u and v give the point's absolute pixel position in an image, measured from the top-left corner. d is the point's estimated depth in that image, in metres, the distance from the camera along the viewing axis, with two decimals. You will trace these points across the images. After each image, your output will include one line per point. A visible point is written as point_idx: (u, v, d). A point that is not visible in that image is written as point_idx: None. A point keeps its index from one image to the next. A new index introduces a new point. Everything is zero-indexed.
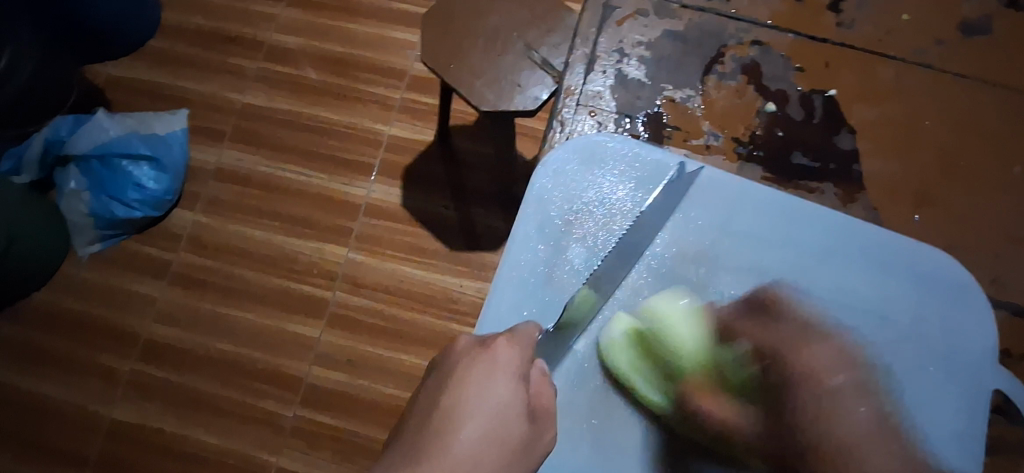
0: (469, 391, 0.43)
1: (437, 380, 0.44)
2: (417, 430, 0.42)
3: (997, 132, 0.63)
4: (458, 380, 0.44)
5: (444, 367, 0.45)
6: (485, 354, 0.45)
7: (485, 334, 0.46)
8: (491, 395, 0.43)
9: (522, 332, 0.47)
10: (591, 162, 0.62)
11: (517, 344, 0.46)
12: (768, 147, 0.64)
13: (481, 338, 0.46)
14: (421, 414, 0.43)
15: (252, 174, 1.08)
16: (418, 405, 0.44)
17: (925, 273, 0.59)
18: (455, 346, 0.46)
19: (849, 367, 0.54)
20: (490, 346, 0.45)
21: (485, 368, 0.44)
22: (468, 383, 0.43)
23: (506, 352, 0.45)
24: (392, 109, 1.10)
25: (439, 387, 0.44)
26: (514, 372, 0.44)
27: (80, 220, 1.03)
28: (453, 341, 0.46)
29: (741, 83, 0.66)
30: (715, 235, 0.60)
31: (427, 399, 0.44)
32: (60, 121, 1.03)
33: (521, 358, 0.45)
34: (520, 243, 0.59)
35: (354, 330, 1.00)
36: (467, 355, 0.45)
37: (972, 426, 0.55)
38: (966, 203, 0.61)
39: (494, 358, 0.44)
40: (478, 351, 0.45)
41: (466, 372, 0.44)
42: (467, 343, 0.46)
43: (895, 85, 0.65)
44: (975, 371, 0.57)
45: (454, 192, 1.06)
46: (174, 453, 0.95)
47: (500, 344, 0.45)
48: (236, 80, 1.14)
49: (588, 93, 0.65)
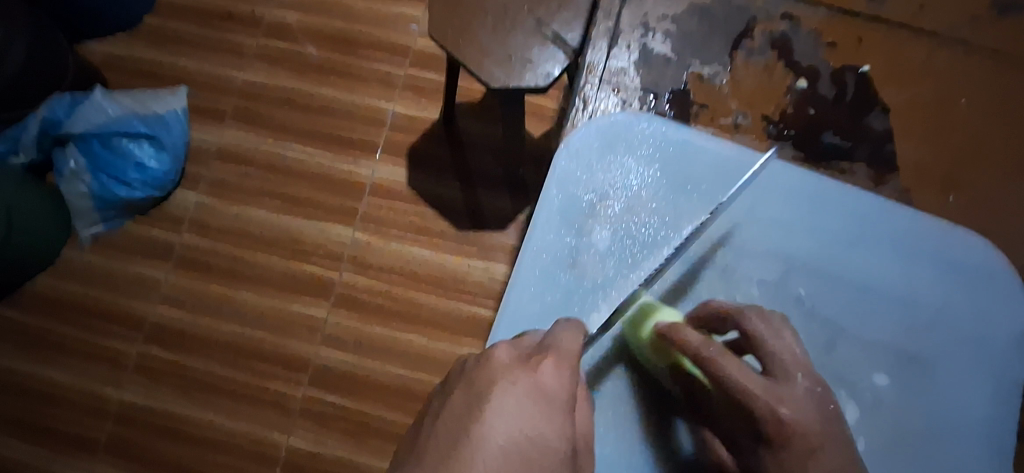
0: (505, 411, 0.39)
1: (469, 394, 0.41)
2: (443, 447, 0.38)
3: (1014, 109, 0.68)
4: (494, 398, 0.40)
5: (477, 381, 0.42)
6: (527, 373, 0.41)
7: (527, 351, 0.43)
8: (530, 420, 0.39)
9: (565, 348, 0.44)
10: (614, 143, 0.63)
11: (562, 364, 0.43)
12: (796, 124, 0.72)
13: (525, 357, 0.43)
14: (447, 431, 0.39)
15: (254, 154, 1.06)
16: (444, 419, 0.40)
17: (960, 257, 0.62)
18: (493, 363, 0.42)
19: (872, 345, 0.60)
20: (533, 370, 0.42)
21: (526, 387, 0.41)
22: (505, 403, 0.40)
23: (551, 372, 0.42)
24: (395, 87, 1.08)
25: (471, 403, 0.40)
26: (555, 395, 0.41)
27: (79, 202, 1.00)
28: (490, 354, 0.43)
29: (769, 59, 0.73)
30: (752, 219, 0.63)
31: (456, 413, 0.40)
32: (56, 101, 1.00)
33: (566, 379, 0.42)
34: (543, 227, 0.61)
35: (362, 311, 0.99)
36: (505, 375, 0.41)
37: (1003, 409, 0.59)
38: (999, 186, 0.66)
39: (536, 378, 0.41)
40: (520, 367, 0.42)
41: (504, 391, 0.40)
42: (506, 357, 0.43)
43: (932, 65, 0.70)
44: (1011, 356, 0.60)
45: (459, 172, 1.04)
46: (184, 434, 0.95)
47: (545, 363, 0.42)
48: (235, 57, 1.10)
49: (612, 69, 0.71)
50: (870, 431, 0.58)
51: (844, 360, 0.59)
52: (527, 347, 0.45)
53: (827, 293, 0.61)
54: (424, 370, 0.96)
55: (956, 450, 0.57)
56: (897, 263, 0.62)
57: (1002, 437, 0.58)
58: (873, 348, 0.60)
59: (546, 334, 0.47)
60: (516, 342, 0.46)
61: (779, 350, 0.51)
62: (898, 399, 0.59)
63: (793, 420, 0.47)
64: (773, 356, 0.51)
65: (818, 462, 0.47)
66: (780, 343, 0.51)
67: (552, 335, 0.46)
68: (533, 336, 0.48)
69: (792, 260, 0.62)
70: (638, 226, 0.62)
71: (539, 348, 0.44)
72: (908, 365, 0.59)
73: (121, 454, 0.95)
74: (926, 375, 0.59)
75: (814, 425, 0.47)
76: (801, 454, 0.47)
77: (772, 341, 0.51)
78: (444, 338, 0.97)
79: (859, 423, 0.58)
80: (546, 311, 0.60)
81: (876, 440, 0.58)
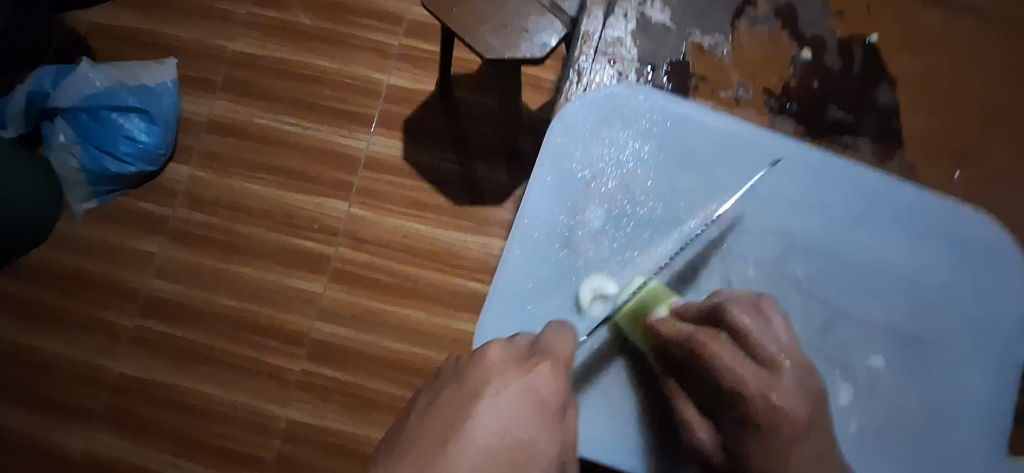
0: (500, 408, 0.40)
1: (461, 391, 0.42)
2: (433, 440, 0.38)
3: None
4: (489, 395, 0.41)
5: (471, 379, 0.43)
6: (523, 372, 0.43)
7: (524, 352, 0.45)
8: (524, 417, 0.40)
9: (557, 350, 0.46)
10: (608, 118, 0.66)
11: (555, 369, 0.44)
12: (800, 97, 0.70)
13: (520, 358, 0.44)
14: (440, 423, 0.40)
15: (246, 126, 1.04)
16: (438, 411, 0.41)
17: (963, 233, 0.65)
18: (488, 359, 0.44)
19: (866, 321, 0.64)
20: (528, 369, 0.43)
21: (521, 386, 0.42)
22: (499, 399, 0.40)
23: (546, 374, 0.43)
24: (390, 57, 1.04)
25: (464, 399, 0.41)
26: (549, 396, 0.42)
27: (71, 176, 0.98)
28: (485, 351, 0.45)
29: (774, 28, 0.71)
30: (757, 197, 0.66)
31: (447, 409, 0.41)
32: (43, 73, 0.98)
33: (559, 382, 0.43)
34: (538, 203, 0.64)
35: (357, 286, 0.98)
36: (500, 372, 0.43)
37: (990, 379, 0.64)
38: (1008, 158, 0.68)
39: (532, 378, 0.42)
40: (516, 367, 0.43)
41: (498, 388, 0.41)
42: (502, 356, 0.44)
43: (947, 32, 0.71)
44: (998, 327, 0.65)
45: (456, 145, 1.02)
46: (183, 405, 0.96)
47: (541, 365, 0.43)
48: (224, 25, 1.07)
49: (608, 39, 0.71)
50: (865, 412, 0.63)
51: (841, 341, 0.64)
52: (522, 347, 0.46)
53: (826, 273, 0.65)
54: (422, 344, 0.96)
55: (943, 419, 0.63)
56: (892, 239, 0.65)
57: (994, 412, 0.63)
58: (866, 324, 0.64)
59: (537, 336, 0.49)
60: (511, 343, 0.47)
61: (763, 339, 0.52)
62: (888, 374, 0.64)
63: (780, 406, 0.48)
64: (757, 345, 0.52)
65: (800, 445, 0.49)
66: (765, 333, 0.52)
67: (546, 338, 0.47)
68: (526, 339, 0.49)
69: (791, 240, 0.65)
70: (632, 205, 0.65)
71: (534, 351, 0.46)
72: (903, 344, 0.64)
73: (120, 425, 0.95)
74: (917, 349, 0.64)
75: (801, 411, 0.49)
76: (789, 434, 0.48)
77: (756, 331, 0.52)
78: (441, 312, 0.97)
79: (852, 401, 0.63)
80: (538, 287, 0.64)
81: (865, 415, 0.63)
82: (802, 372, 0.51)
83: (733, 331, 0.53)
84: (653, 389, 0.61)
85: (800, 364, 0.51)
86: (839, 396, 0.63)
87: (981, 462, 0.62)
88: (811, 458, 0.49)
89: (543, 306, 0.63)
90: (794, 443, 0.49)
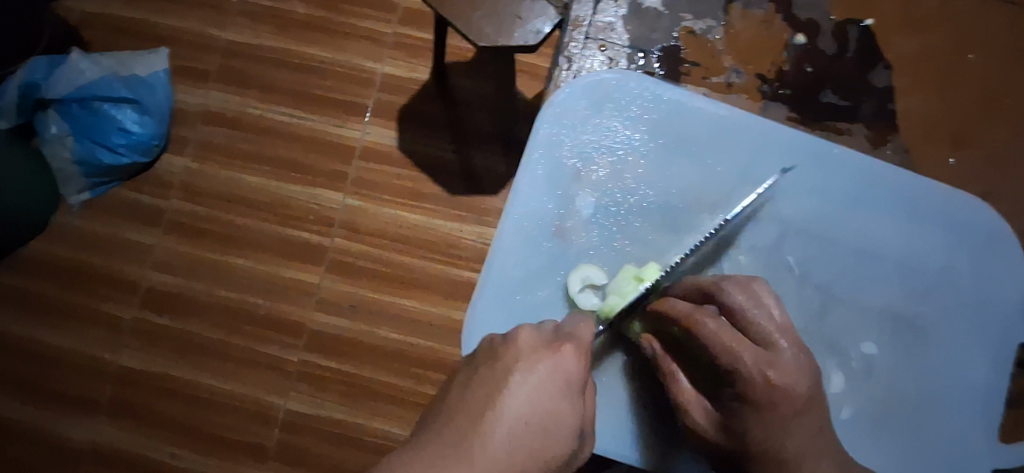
0: (529, 389, 0.43)
1: (494, 371, 0.44)
2: (466, 421, 0.41)
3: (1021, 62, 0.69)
4: (518, 378, 0.43)
5: (501, 361, 0.45)
6: (550, 354, 0.45)
7: (551, 336, 0.46)
8: (551, 400, 0.43)
9: (581, 334, 0.48)
10: (600, 104, 0.66)
11: (581, 351, 0.46)
12: (795, 82, 0.69)
13: (548, 341, 0.46)
14: (473, 402, 0.43)
15: (240, 116, 1.03)
16: (472, 391, 0.44)
17: (957, 217, 0.65)
18: (517, 343, 0.46)
19: (859, 306, 0.64)
20: (554, 350, 0.45)
21: (549, 368, 0.44)
22: (528, 382, 0.43)
23: (573, 357, 0.45)
24: (384, 46, 1.03)
25: (496, 379, 0.44)
26: (575, 381, 0.44)
27: (66, 169, 0.98)
28: (514, 334, 0.46)
29: (767, 12, 0.70)
30: (749, 182, 0.65)
31: (479, 390, 0.43)
32: (34, 63, 0.97)
33: (584, 364, 0.45)
34: (528, 192, 0.64)
35: (354, 276, 0.98)
36: (527, 354, 0.45)
37: (983, 362, 0.64)
38: (1006, 142, 0.68)
39: (560, 361, 0.44)
40: (543, 350, 0.45)
41: (528, 370, 0.44)
42: (529, 340, 0.46)
43: (947, 14, 0.70)
44: (991, 310, 0.64)
45: (452, 134, 1.01)
46: (182, 396, 0.96)
47: (567, 348, 0.45)
48: (217, 14, 1.06)
49: (599, 24, 0.69)
50: (858, 398, 0.63)
51: (835, 327, 0.63)
52: (547, 328, 0.48)
53: (821, 259, 0.64)
54: (419, 334, 0.96)
55: (936, 404, 0.63)
56: (886, 223, 0.65)
57: (988, 395, 0.63)
58: (859, 311, 0.64)
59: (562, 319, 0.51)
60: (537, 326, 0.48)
61: (759, 319, 0.51)
62: (880, 358, 0.63)
63: (774, 386, 0.49)
64: (752, 325, 0.52)
65: (792, 425, 0.49)
66: (761, 313, 0.52)
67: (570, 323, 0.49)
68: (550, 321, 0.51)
69: (785, 225, 0.65)
70: (624, 191, 0.65)
71: (560, 333, 0.47)
72: (898, 329, 0.64)
73: (122, 417, 0.96)
74: (910, 335, 0.64)
75: (799, 387, 0.49)
76: (779, 418, 0.49)
77: (752, 311, 0.52)
78: (437, 302, 0.96)
79: (844, 388, 0.62)
80: (528, 277, 0.63)
81: (858, 401, 0.62)
82: (800, 350, 0.51)
83: (727, 313, 0.52)
84: (645, 377, 0.61)
85: (798, 345, 0.51)
86: (833, 383, 0.62)
87: (973, 446, 0.62)
88: (805, 437, 0.49)
89: (534, 296, 0.63)
90: (789, 421, 0.49)
